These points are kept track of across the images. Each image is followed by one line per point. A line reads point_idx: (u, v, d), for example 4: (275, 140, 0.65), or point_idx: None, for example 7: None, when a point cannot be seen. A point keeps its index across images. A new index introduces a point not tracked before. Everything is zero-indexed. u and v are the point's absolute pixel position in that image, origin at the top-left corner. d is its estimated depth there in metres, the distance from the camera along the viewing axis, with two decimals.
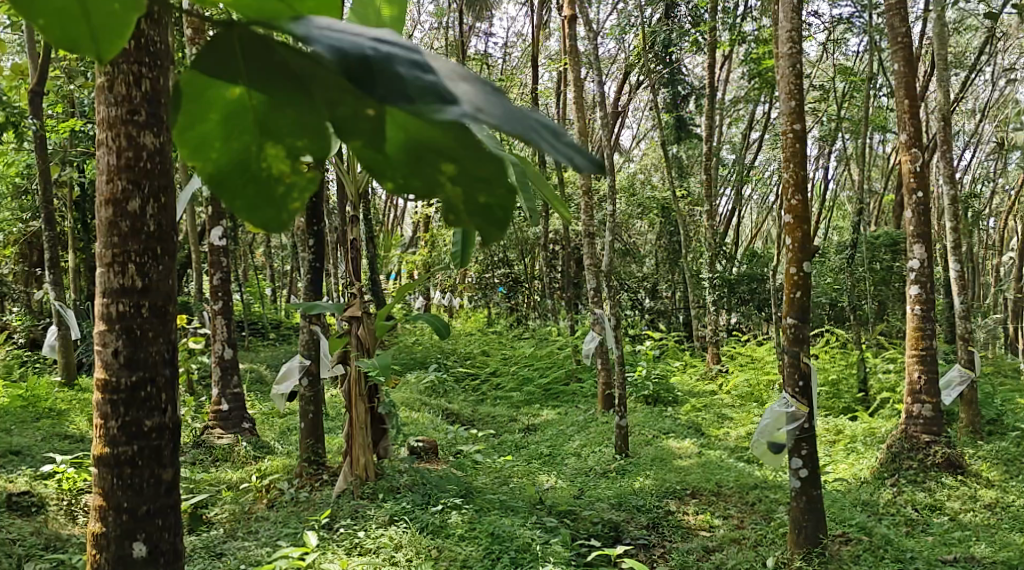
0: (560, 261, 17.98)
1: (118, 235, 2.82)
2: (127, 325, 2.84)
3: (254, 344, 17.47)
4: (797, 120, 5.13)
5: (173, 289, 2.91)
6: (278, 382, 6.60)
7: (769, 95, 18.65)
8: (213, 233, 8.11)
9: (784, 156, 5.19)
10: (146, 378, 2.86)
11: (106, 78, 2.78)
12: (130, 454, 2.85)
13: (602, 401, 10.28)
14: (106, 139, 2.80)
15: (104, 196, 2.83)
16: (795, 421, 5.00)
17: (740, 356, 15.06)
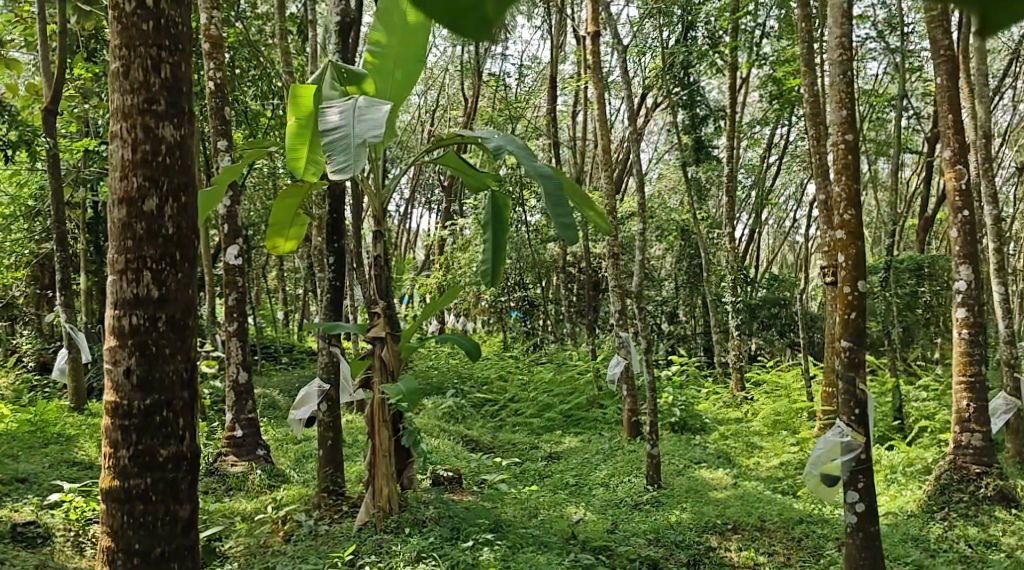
0: (578, 284, 17.67)
1: (135, 235, 3.70)
2: (142, 344, 3.71)
3: (267, 369, 17.18)
4: (849, 130, 4.86)
5: (184, 302, 3.80)
6: (295, 407, 6.29)
7: (791, 117, 18.40)
8: (229, 252, 7.86)
9: (835, 169, 4.93)
10: (159, 407, 3.72)
11: (123, 73, 3.69)
12: (143, 488, 3.71)
13: (627, 428, 9.90)
14: (125, 132, 3.71)
15: (122, 191, 3.72)
16: (851, 452, 4.68)
17: (764, 384, 14.71)
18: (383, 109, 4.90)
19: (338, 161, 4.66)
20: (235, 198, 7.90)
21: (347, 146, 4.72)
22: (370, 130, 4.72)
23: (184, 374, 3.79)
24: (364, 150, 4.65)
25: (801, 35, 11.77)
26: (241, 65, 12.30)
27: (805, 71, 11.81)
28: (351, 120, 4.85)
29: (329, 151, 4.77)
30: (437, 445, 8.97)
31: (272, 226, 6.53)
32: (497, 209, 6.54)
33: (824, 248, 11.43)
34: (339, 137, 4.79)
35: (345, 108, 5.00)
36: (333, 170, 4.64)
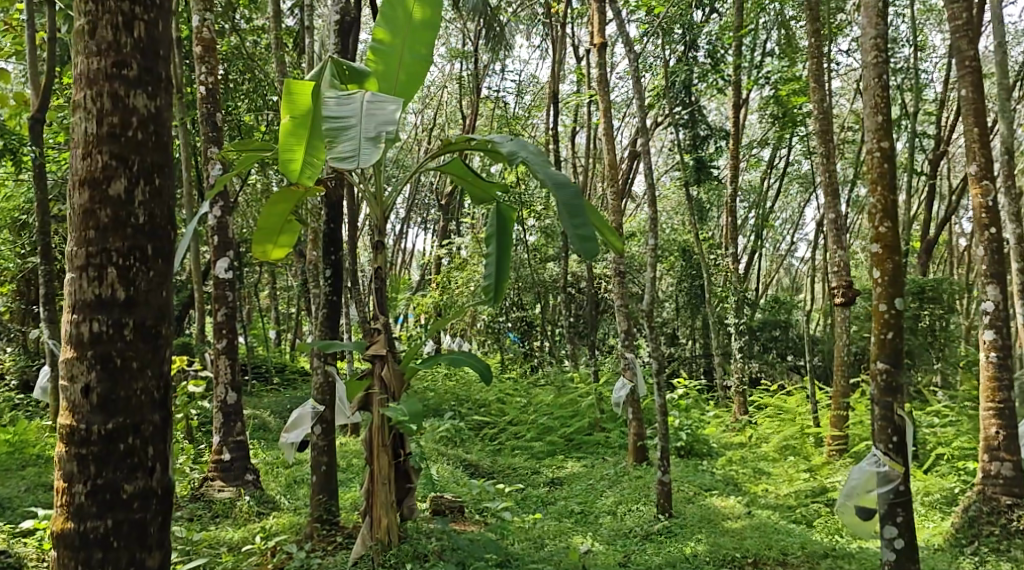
0: (578, 305, 17.35)
1: (98, 221, 3.41)
2: (103, 357, 3.39)
3: (259, 389, 16.78)
4: (885, 137, 4.68)
5: (151, 313, 3.48)
6: (287, 429, 5.88)
7: (793, 137, 18.20)
8: (219, 265, 7.51)
9: (870, 178, 4.75)
10: (123, 432, 3.40)
11: (91, 33, 3.46)
12: (104, 529, 3.37)
13: (632, 452, 9.58)
14: (93, 99, 3.44)
15: (83, 171, 3.44)
16: (889, 482, 4.47)
17: (768, 408, 14.37)
18: (393, 105, 4.86)
19: (343, 150, 4.63)
20: (227, 209, 7.56)
21: (353, 137, 4.68)
22: (382, 125, 4.70)
23: (156, 395, 3.48)
24: (373, 144, 4.60)
25: (809, 51, 11.53)
26: (235, 76, 12.00)
27: (813, 88, 11.55)
28: (360, 113, 4.80)
29: (334, 140, 4.71)
30: (436, 471, 8.58)
31: (260, 236, 6.22)
32: (503, 219, 6.22)
33: (834, 268, 11.11)
34: (346, 131, 4.71)
35: (350, 101, 4.91)
36: (337, 158, 4.60)
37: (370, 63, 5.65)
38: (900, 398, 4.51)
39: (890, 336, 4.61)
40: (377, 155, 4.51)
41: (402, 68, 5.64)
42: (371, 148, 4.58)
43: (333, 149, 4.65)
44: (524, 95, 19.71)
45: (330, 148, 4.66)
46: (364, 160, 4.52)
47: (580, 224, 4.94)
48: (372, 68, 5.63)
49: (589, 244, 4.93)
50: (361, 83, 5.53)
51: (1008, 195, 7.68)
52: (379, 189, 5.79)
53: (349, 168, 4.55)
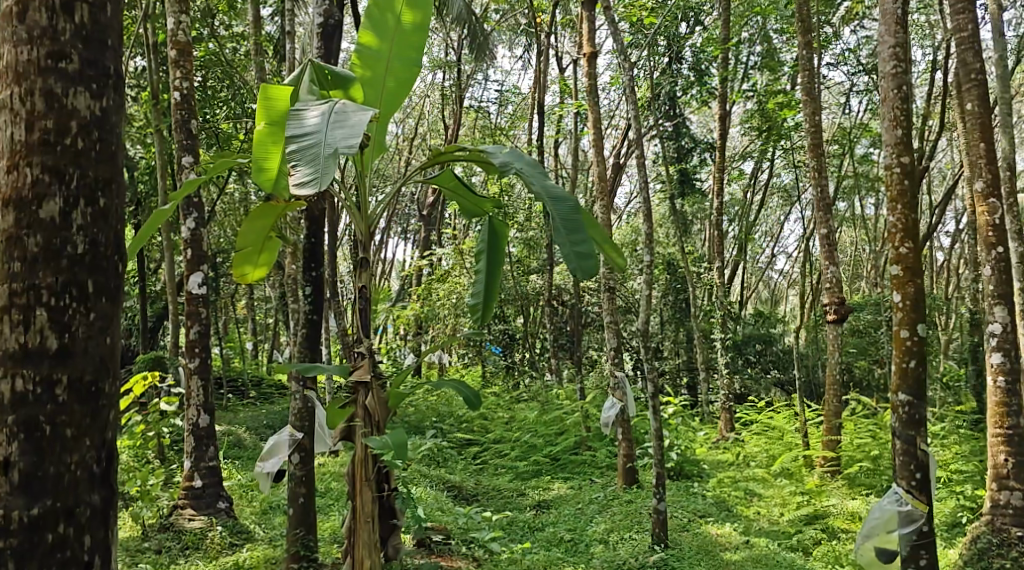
0: (562, 318, 17.06)
1: (24, 247, 3.09)
2: (26, 429, 3.04)
3: (233, 404, 16.34)
4: (904, 152, 4.81)
5: (88, 368, 3.15)
6: (263, 458, 5.49)
7: (778, 150, 18.03)
8: (192, 280, 7.14)
9: (891, 194, 4.87)
10: (48, 520, 3.05)
11: (21, 26, 3.16)
12: None
13: (622, 474, 9.29)
14: (21, 98, 3.14)
15: (8, 186, 3.12)
16: (911, 523, 4.65)
17: (755, 425, 14.13)
18: (363, 116, 4.46)
19: (304, 171, 4.28)
20: (201, 221, 7.19)
21: (312, 154, 4.31)
22: (343, 139, 4.30)
23: (94, 469, 3.15)
24: (331, 163, 4.23)
25: (802, 63, 11.32)
26: (213, 83, 11.65)
27: (806, 100, 11.36)
28: (325, 126, 4.43)
29: (297, 157, 4.37)
30: (418, 496, 8.22)
31: (240, 255, 5.88)
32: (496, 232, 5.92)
33: (825, 284, 10.88)
34: (308, 145, 4.37)
35: (322, 112, 4.58)
36: (296, 181, 4.26)
37: (356, 68, 5.32)
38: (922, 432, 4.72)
39: (912, 366, 4.77)
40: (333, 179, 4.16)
41: (390, 74, 5.32)
42: (329, 167, 4.21)
43: (295, 170, 4.32)
44: (506, 105, 19.43)
45: (291, 168, 4.33)
46: (321, 184, 4.18)
47: (579, 244, 4.69)
48: (358, 74, 5.31)
49: (589, 264, 4.75)
50: (346, 89, 5.15)
51: (1012, 210, 7.44)
52: (363, 203, 5.43)
53: (308, 193, 4.23)
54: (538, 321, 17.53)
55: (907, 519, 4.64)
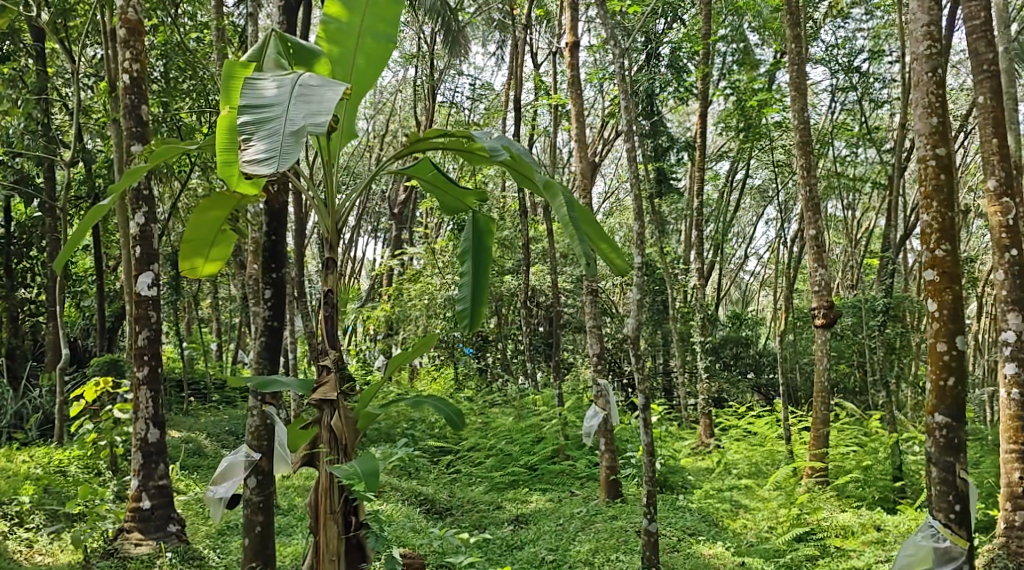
0: (537, 321, 16.58)
1: None
2: None
3: (195, 408, 15.69)
4: (940, 141, 5.32)
5: None
6: (217, 482, 5.45)
7: (758, 150, 17.62)
8: (141, 281, 6.55)
9: (926, 189, 5.36)
10: None
11: None
12: None
13: (605, 488, 8.80)
14: None
15: None
16: (953, 561, 5.23)
17: (736, 431, 13.75)
18: (327, 91, 4.46)
19: (261, 149, 4.30)
20: (152, 216, 6.60)
21: (274, 134, 4.33)
22: (311, 115, 4.34)
23: None
24: (295, 141, 4.26)
25: (791, 58, 10.86)
26: (174, 73, 10.99)
27: (794, 95, 10.87)
28: (288, 99, 4.43)
29: (255, 134, 4.37)
30: (389, 513, 7.73)
31: (189, 243, 5.33)
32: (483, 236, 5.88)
33: (813, 288, 10.48)
34: (270, 122, 4.37)
35: (283, 84, 4.55)
36: (255, 159, 4.29)
37: (323, 42, 5.17)
38: (961, 458, 5.28)
39: (949, 383, 5.30)
40: (296, 159, 4.21)
41: (360, 50, 5.16)
42: (295, 147, 4.24)
43: (251, 146, 4.33)
44: (480, 101, 18.86)
45: (247, 144, 4.34)
46: (283, 163, 4.22)
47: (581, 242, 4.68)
48: (326, 48, 5.16)
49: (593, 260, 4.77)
50: (311, 64, 5.07)
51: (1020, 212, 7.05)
52: (330, 198, 4.89)
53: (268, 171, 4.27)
54: (512, 323, 17.05)
55: (945, 557, 5.23)
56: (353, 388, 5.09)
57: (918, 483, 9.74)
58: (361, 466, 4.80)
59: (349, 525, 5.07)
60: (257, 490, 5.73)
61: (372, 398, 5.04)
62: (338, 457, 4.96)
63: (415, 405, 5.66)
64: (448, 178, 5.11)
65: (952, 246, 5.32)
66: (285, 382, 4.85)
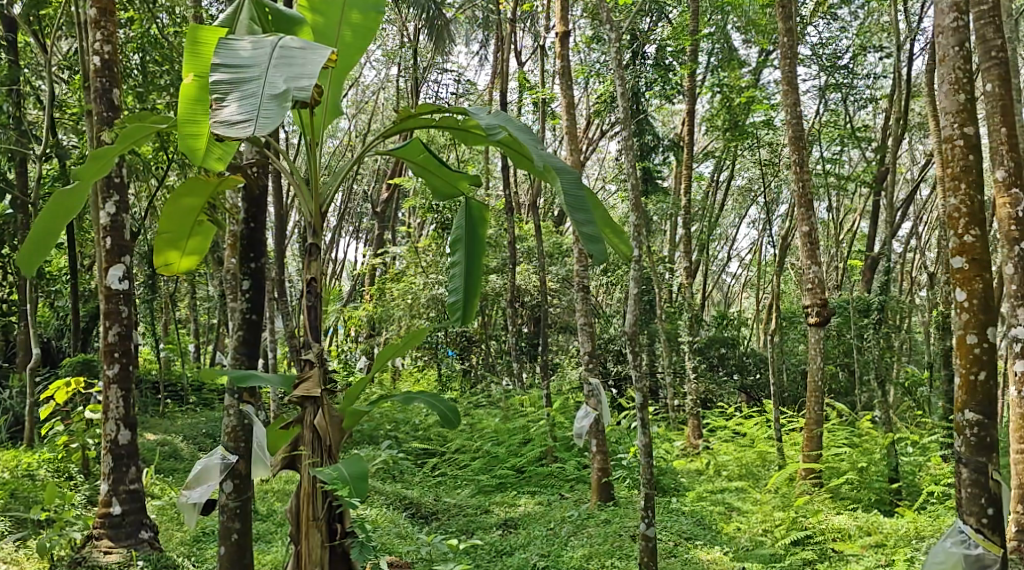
0: (522, 321, 16.30)
1: None
2: None
3: (171, 410, 15.28)
4: (969, 121, 5.22)
5: None
6: (189, 486, 5.18)
7: (745, 149, 17.42)
8: (112, 274, 6.23)
9: (954, 171, 5.25)
10: None
11: None
12: None
13: (596, 490, 8.55)
14: None
15: None
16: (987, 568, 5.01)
17: (725, 432, 13.51)
18: (310, 55, 4.26)
19: (237, 111, 4.06)
20: (123, 206, 6.27)
21: (252, 97, 4.10)
22: (292, 79, 4.12)
23: None
24: (276, 103, 4.03)
25: (782, 51, 10.60)
26: (151, 65, 10.64)
27: (786, 89, 10.58)
28: (267, 62, 4.22)
29: (229, 95, 4.14)
30: (373, 518, 7.42)
31: (162, 235, 5.03)
32: (476, 219, 5.86)
33: (806, 286, 10.24)
34: (249, 85, 4.14)
35: (263, 47, 4.33)
36: (232, 120, 4.03)
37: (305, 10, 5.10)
38: (993, 458, 5.09)
39: (980, 378, 5.12)
40: (278, 121, 3.97)
41: (346, 22, 5.09)
42: (275, 110, 4.00)
43: (228, 107, 4.08)
44: (464, 98, 18.57)
45: (223, 106, 4.09)
46: (263, 125, 3.98)
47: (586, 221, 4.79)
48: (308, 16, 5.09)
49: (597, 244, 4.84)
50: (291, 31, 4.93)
51: None
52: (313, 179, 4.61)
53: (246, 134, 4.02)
54: (496, 323, 16.74)
55: (977, 564, 5.01)
56: (335, 384, 4.84)
57: (916, 485, 9.50)
58: (347, 469, 4.54)
59: (335, 534, 4.78)
60: (233, 495, 5.43)
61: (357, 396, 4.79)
62: (322, 458, 4.69)
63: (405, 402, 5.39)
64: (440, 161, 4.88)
65: (983, 231, 5.17)
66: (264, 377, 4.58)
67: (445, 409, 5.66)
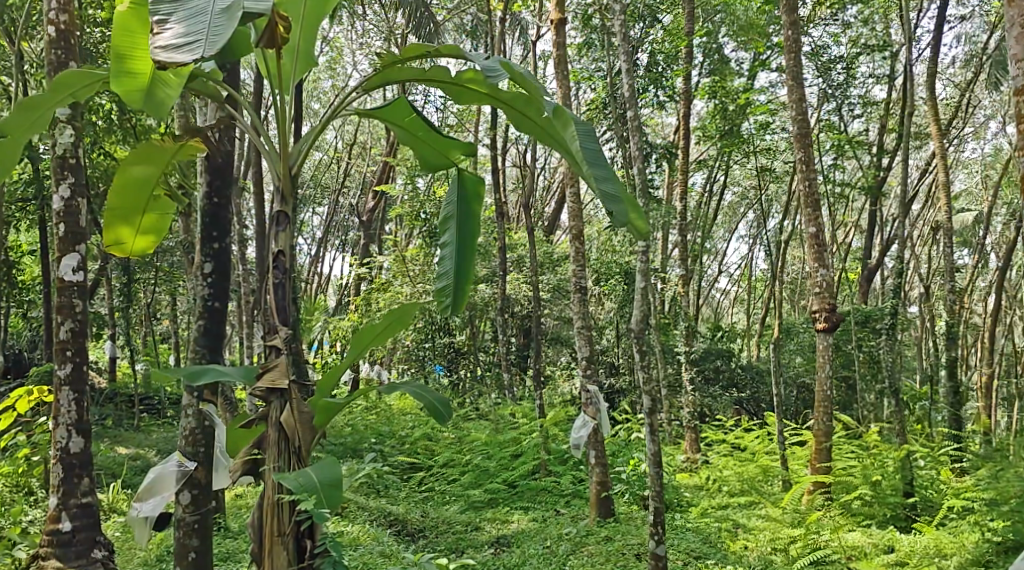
0: (513, 332, 15.75)
1: None
2: None
3: (146, 424, 14.63)
4: None
5: None
6: (143, 500, 4.75)
7: (743, 156, 16.92)
8: (66, 265, 5.72)
9: None
10: None
11: None
12: None
13: (596, 505, 8.01)
14: None
15: None
16: None
17: (724, 447, 12.97)
18: None
19: (182, 33, 4.12)
20: (78, 191, 5.78)
21: (199, 17, 4.18)
22: None
23: None
24: (225, 19, 4.10)
25: (786, 45, 10.10)
26: None
27: (790, 84, 10.06)
28: None
29: (173, 19, 4.20)
30: (354, 535, 6.88)
31: (114, 209, 4.88)
32: (468, 195, 5.45)
33: (815, 289, 9.76)
34: (193, 7, 4.21)
35: None
36: (181, 41, 4.09)
37: None
38: None
39: None
40: (230, 34, 4.04)
41: None
42: (224, 25, 4.08)
43: (173, 31, 4.13)
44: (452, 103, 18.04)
45: (166, 29, 4.14)
46: (214, 39, 4.05)
47: (602, 179, 4.72)
48: None
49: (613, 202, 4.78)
50: None
51: None
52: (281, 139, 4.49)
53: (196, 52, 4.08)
54: (485, 334, 16.19)
55: None
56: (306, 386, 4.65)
57: (931, 500, 9.00)
58: (315, 472, 4.30)
59: (304, 550, 4.45)
60: None
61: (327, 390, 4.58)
62: (290, 461, 4.46)
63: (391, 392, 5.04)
64: (429, 122, 4.88)
65: None
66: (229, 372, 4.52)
67: (435, 401, 5.18)
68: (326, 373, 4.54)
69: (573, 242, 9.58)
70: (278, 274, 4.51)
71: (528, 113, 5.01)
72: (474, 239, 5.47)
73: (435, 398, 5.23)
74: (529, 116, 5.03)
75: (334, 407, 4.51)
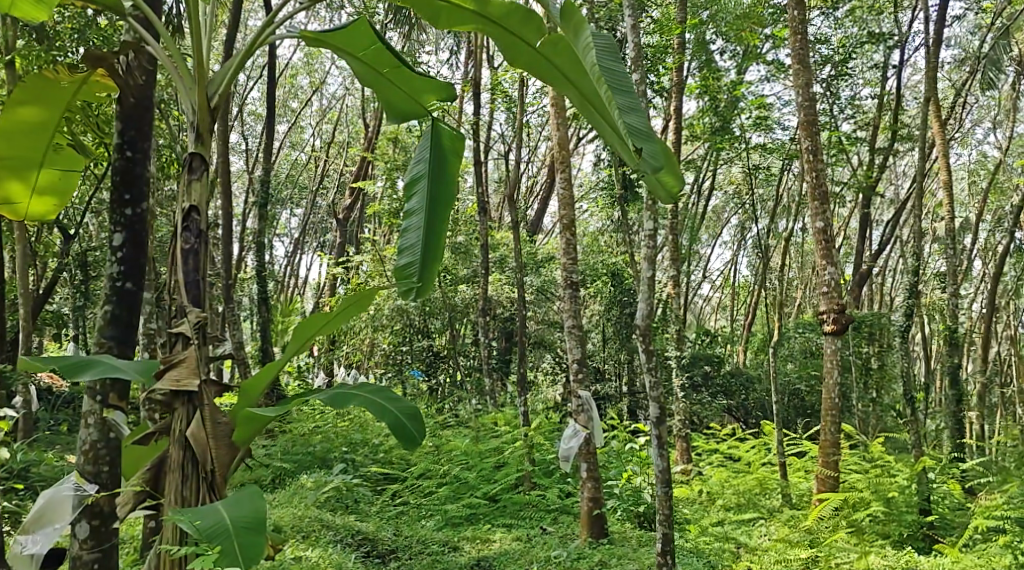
0: (496, 336, 14.95)
1: None
2: None
3: None
4: None
5: None
6: (33, 523, 4.19)
7: (737, 154, 16.12)
8: None
9: None
10: None
11: None
12: None
13: (587, 525, 7.25)
14: None
15: None
16: None
17: (718, 458, 12.23)
18: None
19: None
20: None
21: None
22: None
23: None
24: None
25: (792, 26, 9.37)
26: None
27: (796, 68, 9.33)
28: None
29: None
30: (314, 561, 6.09)
31: (8, 160, 4.72)
32: (443, 153, 4.74)
33: (823, 289, 9.05)
34: None
35: None
36: None
37: None
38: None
39: None
40: None
41: None
42: None
43: None
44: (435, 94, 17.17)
45: None
46: None
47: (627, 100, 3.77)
48: None
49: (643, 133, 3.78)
50: None
51: None
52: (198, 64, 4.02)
53: None
54: (465, 337, 15.37)
55: None
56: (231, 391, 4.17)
57: (949, 519, 8.37)
58: (236, 505, 3.82)
59: None
60: None
61: (247, 399, 4.13)
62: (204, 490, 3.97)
63: (341, 400, 4.32)
64: (392, 48, 4.07)
65: None
66: (128, 371, 4.02)
67: (405, 406, 4.47)
68: (251, 377, 4.10)
69: (562, 236, 8.80)
70: (192, 239, 4.01)
71: (524, 36, 4.23)
72: (448, 208, 4.81)
73: (398, 407, 4.46)
74: (526, 40, 4.24)
75: (257, 417, 4.05)
